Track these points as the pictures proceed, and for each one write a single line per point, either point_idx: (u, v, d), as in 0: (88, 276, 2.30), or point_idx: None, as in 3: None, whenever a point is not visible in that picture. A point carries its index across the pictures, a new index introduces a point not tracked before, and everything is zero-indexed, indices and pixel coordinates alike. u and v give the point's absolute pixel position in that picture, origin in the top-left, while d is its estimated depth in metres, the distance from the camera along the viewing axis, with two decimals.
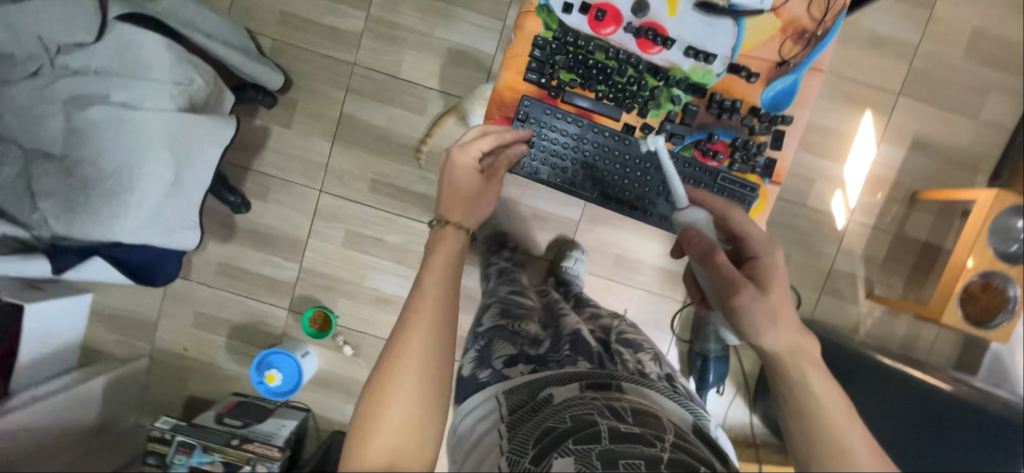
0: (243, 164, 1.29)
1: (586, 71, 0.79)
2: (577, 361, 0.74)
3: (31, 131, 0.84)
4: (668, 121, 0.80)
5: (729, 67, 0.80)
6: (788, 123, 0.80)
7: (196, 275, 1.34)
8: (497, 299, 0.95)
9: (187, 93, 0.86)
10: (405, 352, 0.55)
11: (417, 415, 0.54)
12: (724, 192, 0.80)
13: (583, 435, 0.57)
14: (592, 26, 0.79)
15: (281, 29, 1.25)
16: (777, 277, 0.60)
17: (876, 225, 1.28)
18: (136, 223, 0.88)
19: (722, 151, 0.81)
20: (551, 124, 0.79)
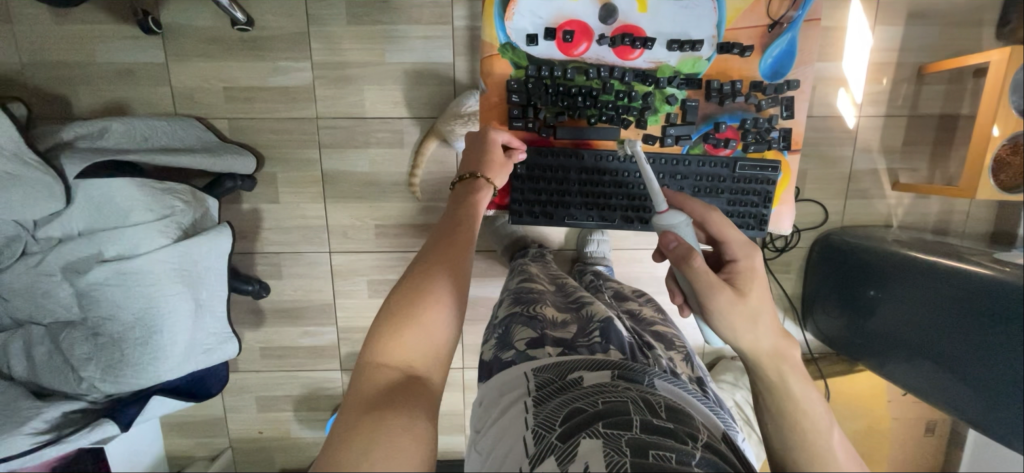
0: (247, 250, 1.28)
1: (571, 101, 0.90)
2: (608, 350, 0.69)
3: (45, 307, 0.85)
4: (670, 123, 0.92)
5: (719, 48, 0.90)
6: (794, 88, 0.91)
7: (244, 364, 1.37)
8: (512, 288, 0.89)
9: (175, 221, 0.87)
10: (428, 275, 0.58)
11: (446, 317, 0.57)
12: (744, 178, 0.92)
13: (614, 418, 0.53)
14: (564, 49, 0.89)
15: (232, 106, 1.19)
16: (752, 280, 0.61)
17: (889, 113, 1.23)
18: (176, 358, 0.89)
19: (733, 137, 0.92)
20: (545, 159, 0.92)
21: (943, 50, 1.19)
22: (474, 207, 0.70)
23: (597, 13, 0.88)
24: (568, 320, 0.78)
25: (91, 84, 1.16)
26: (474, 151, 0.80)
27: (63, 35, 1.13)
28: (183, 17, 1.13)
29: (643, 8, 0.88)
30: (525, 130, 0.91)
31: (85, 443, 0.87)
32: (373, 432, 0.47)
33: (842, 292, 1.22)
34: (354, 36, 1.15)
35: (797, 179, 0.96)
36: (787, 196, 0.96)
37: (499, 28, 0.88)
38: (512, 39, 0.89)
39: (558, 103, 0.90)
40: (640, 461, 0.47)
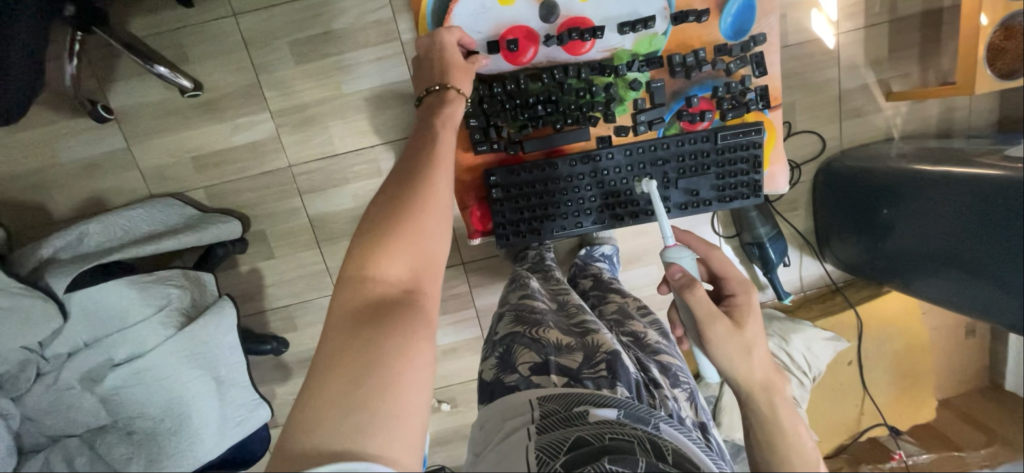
0: (257, 310, 1.28)
1: (531, 112, 0.87)
2: (615, 386, 0.69)
3: (75, 419, 0.84)
4: (639, 108, 0.88)
5: (672, 20, 0.85)
6: (760, 43, 0.86)
7: (282, 418, 1.39)
8: (513, 302, 0.87)
9: (175, 309, 0.87)
10: (414, 187, 0.57)
11: (433, 228, 0.56)
12: (730, 149, 0.88)
13: (620, 456, 0.53)
14: (513, 59, 0.86)
15: (205, 174, 1.17)
16: (748, 314, 0.65)
17: (869, 22, 1.17)
18: (214, 434, 0.90)
19: (709, 108, 0.89)
20: (521, 175, 0.88)
21: None
22: (445, 121, 0.67)
23: (538, 14, 0.85)
24: (572, 343, 0.77)
25: (62, 185, 1.15)
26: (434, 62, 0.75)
27: (22, 144, 1.12)
28: (133, 97, 1.11)
29: None
30: (495, 150, 0.89)
31: None
32: (370, 340, 0.48)
33: (856, 216, 1.18)
34: (305, 74, 1.12)
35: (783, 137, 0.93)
36: (776, 155, 0.93)
37: None
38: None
39: (518, 116, 0.87)
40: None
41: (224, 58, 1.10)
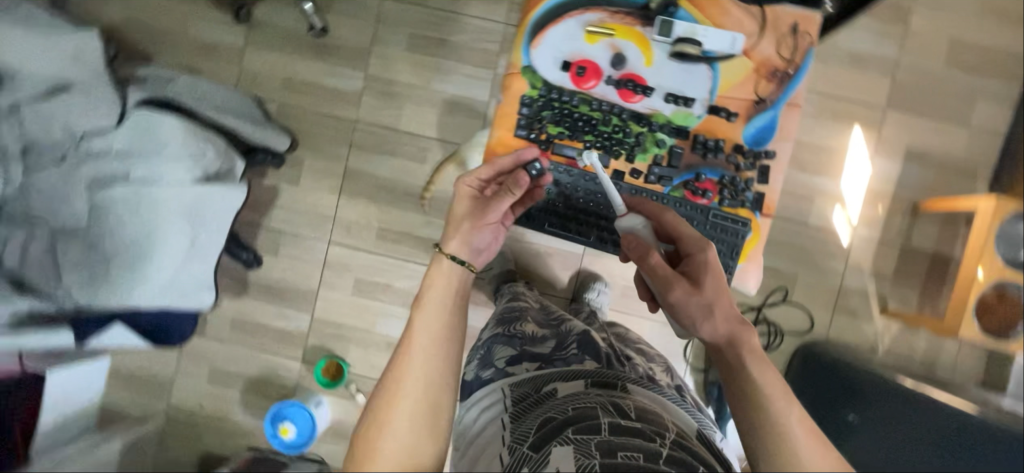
0: (254, 222, 1.34)
1: (573, 124, 0.83)
2: (584, 360, 0.75)
3: (59, 211, 0.91)
4: (655, 165, 0.83)
5: (708, 109, 0.83)
6: (771, 158, 0.82)
7: (211, 331, 1.37)
8: (505, 310, 0.94)
9: (201, 165, 0.92)
10: (407, 367, 0.61)
11: (426, 401, 0.60)
12: (716, 230, 0.81)
13: (584, 424, 0.58)
14: (575, 81, 0.83)
15: (286, 94, 1.32)
16: (710, 272, 0.67)
17: (881, 238, 1.29)
18: (154, 290, 0.91)
19: (711, 189, 0.83)
20: (545, 172, 0.84)
21: (936, 194, 1.27)
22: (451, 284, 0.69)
23: (608, 53, 0.83)
24: (546, 335, 0.85)
25: (174, 49, 1.32)
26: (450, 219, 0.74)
27: (168, 6, 1.32)
28: (271, 15, 1.31)
29: (650, 60, 0.83)
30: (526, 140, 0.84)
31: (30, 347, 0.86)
32: None
33: (815, 411, 1.11)
34: (409, 60, 1.31)
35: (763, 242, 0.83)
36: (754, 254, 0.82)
37: (526, 51, 0.83)
38: (535, 64, 0.83)
39: (560, 123, 0.83)
40: (608, 462, 0.53)
41: (356, 21, 1.30)
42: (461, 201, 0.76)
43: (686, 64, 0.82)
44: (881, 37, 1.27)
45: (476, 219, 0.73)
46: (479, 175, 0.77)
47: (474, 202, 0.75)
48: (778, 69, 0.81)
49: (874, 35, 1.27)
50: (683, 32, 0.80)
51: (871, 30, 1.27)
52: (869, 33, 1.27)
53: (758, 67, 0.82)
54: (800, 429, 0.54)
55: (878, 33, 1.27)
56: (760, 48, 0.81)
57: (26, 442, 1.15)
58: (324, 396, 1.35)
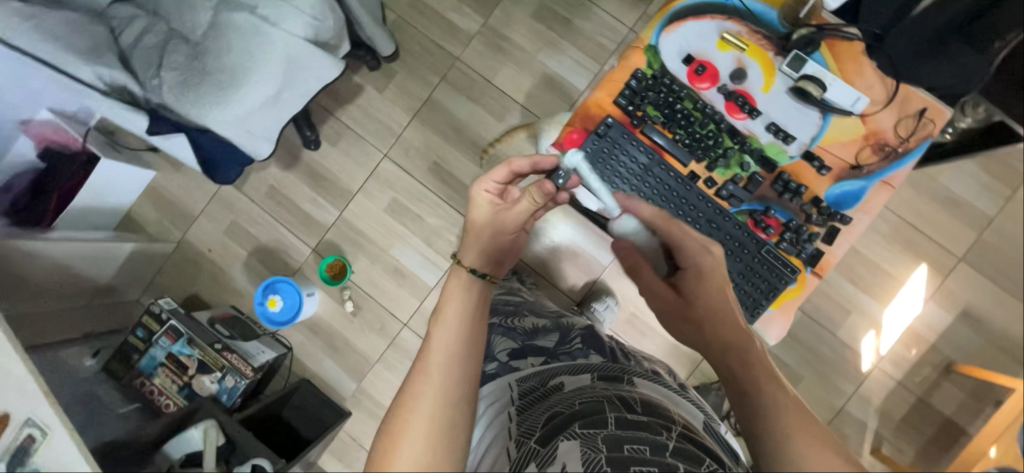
0: (327, 108, 1.40)
1: (671, 113, 0.76)
2: (589, 355, 0.81)
3: (182, 16, 0.98)
4: (731, 183, 0.75)
5: (804, 153, 0.75)
6: (845, 223, 0.73)
7: (247, 188, 1.43)
8: (497, 298, 0.97)
9: (319, 28, 0.97)
10: (421, 383, 0.58)
11: (437, 419, 0.56)
12: (764, 267, 0.73)
13: (589, 421, 0.59)
14: (690, 77, 0.76)
15: (406, 9, 1.37)
16: (697, 279, 0.69)
17: (902, 382, 1.23)
18: (228, 117, 0.95)
19: (774, 227, 0.74)
20: (626, 149, 0.76)
21: (977, 363, 1.21)
22: (466, 296, 0.66)
23: (730, 64, 0.76)
24: (549, 329, 0.88)
25: None
26: (468, 231, 0.72)
27: None
28: None
29: (768, 87, 0.76)
30: (620, 111, 0.77)
31: (115, 119, 0.91)
32: None
33: None
34: (528, 25, 1.35)
35: (807, 295, 0.74)
36: (789, 303, 0.74)
37: (658, 29, 0.76)
38: (660, 45, 0.76)
39: (660, 106, 0.76)
40: (615, 456, 0.54)
41: None
42: (477, 212, 0.72)
43: (800, 103, 0.75)
44: (985, 188, 1.22)
45: (496, 231, 0.72)
46: (493, 181, 0.71)
47: (493, 210, 0.71)
48: (887, 145, 0.74)
49: (979, 184, 1.22)
50: (812, 71, 0.73)
51: (977, 177, 1.22)
52: (974, 179, 1.22)
53: (869, 136, 0.74)
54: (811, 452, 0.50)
55: (984, 184, 1.22)
56: (879, 118, 0.74)
57: (55, 212, 1.24)
58: (317, 289, 1.39)
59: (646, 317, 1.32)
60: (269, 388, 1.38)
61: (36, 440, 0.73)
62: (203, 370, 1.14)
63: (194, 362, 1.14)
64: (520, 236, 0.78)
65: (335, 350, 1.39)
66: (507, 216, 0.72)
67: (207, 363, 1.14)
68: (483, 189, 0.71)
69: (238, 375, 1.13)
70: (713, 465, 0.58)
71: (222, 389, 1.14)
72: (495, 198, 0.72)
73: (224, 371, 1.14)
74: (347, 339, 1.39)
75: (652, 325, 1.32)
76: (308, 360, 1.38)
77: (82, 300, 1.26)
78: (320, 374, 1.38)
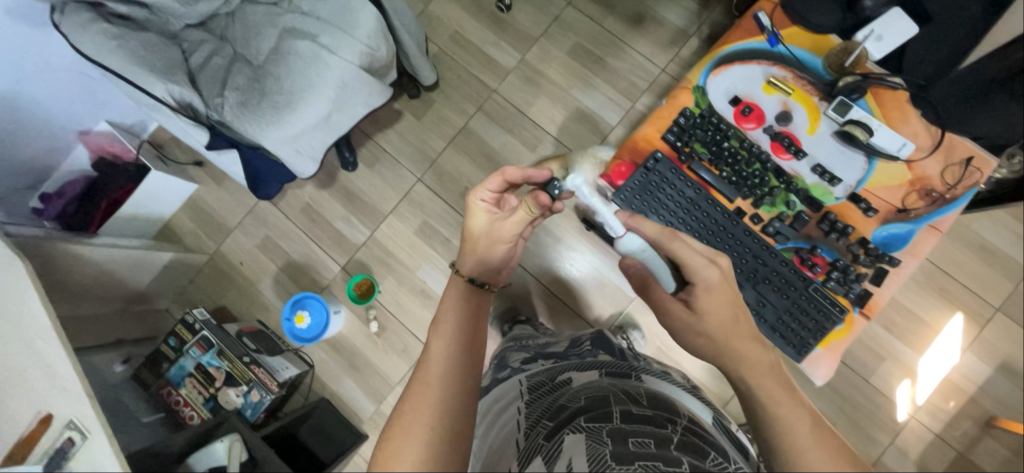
0: (366, 132, 1.45)
1: (718, 150, 0.79)
2: (597, 354, 0.87)
3: (247, 41, 1.05)
4: (778, 220, 0.77)
5: (850, 195, 0.77)
6: (893, 265, 0.74)
7: (283, 204, 1.46)
8: (511, 339, 1.09)
9: (372, 56, 1.03)
10: (429, 364, 0.61)
11: (448, 390, 0.58)
12: (812, 305, 0.74)
13: (593, 416, 0.60)
14: (736, 118, 0.79)
15: (448, 43, 1.45)
16: (707, 295, 0.66)
17: (940, 435, 1.18)
18: (281, 136, 0.99)
19: (821, 266, 0.76)
20: (674, 183, 0.79)
21: (1020, 419, 1.16)
22: (464, 299, 0.74)
23: (776, 107, 0.79)
24: (560, 345, 0.96)
25: None
26: (467, 240, 0.82)
27: None
28: None
29: (814, 129, 0.78)
30: (669, 146, 0.80)
31: (183, 136, 1.01)
32: None
33: None
34: (563, 63, 1.41)
35: (856, 336, 0.75)
36: (837, 344, 0.75)
37: (706, 71, 0.80)
38: (708, 86, 0.80)
39: (708, 144, 0.79)
40: (621, 447, 0.54)
41: (536, 12, 1.43)
42: (474, 219, 0.81)
43: (846, 146, 0.77)
44: (1021, 238, 1.21)
45: (489, 235, 0.81)
46: (485, 190, 0.78)
47: (487, 217, 0.80)
48: (934, 191, 0.75)
49: (1014, 233, 1.21)
50: (857, 117, 0.75)
51: (1012, 227, 1.21)
52: (1010, 229, 1.21)
53: (915, 181, 0.76)
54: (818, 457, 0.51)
55: (1019, 234, 1.21)
56: (924, 164, 0.75)
57: (102, 218, 1.29)
58: (343, 307, 1.40)
59: (673, 350, 1.31)
60: (288, 405, 1.37)
61: (76, 442, 0.74)
62: (229, 383, 1.16)
63: (222, 374, 1.16)
64: (516, 244, 0.85)
65: (356, 369, 1.38)
66: (500, 224, 0.80)
67: (234, 376, 1.15)
68: (478, 198, 0.80)
69: (263, 390, 1.14)
70: (718, 457, 0.58)
71: (247, 403, 1.16)
72: (492, 207, 0.80)
73: (250, 385, 1.15)
74: (369, 359, 1.39)
75: (681, 358, 1.30)
76: (328, 378, 1.38)
77: (116, 306, 1.27)
78: (340, 394, 1.37)
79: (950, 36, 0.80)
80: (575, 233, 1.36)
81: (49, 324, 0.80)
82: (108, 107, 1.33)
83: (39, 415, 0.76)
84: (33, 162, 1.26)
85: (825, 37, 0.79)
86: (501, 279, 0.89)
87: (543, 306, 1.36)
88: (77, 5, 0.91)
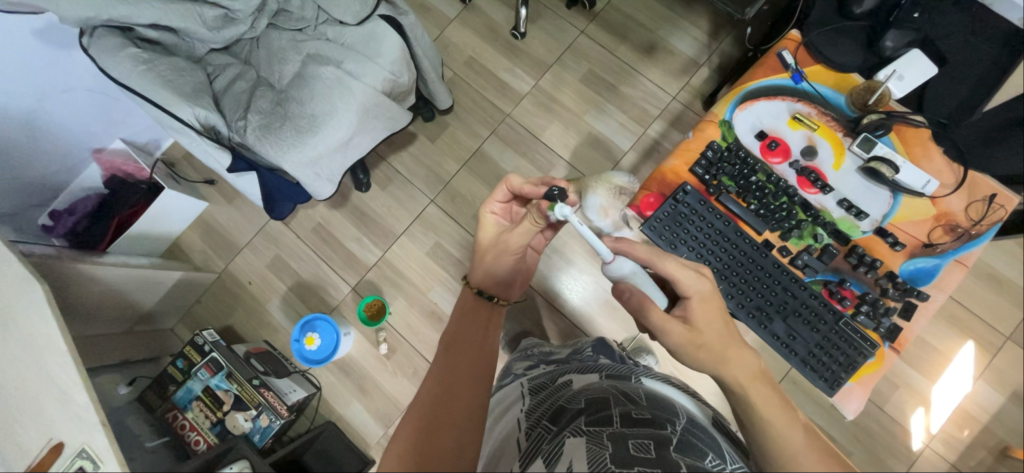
0: (380, 153, 1.46)
1: (746, 183, 0.82)
2: (599, 359, 0.86)
3: (271, 66, 1.08)
4: (806, 253, 0.80)
5: (876, 229, 0.79)
6: (922, 299, 0.77)
7: (294, 224, 1.46)
8: (520, 347, 1.08)
9: (395, 82, 1.05)
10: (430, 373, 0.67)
11: (440, 388, 0.64)
12: (843, 338, 0.77)
13: (594, 419, 0.58)
14: (763, 152, 0.82)
15: (462, 68, 1.48)
16: (702, 304, 0.65)
17: (956, 465, 1.18)
18: (302, 159, 0.99)
19: (850, 298, 0.78)
20: (704, 215, 0.81)
21: None
22: (464, 318, 0.80)
23: (801, 142, 0.82)
24: (562, 353, 0.96)
25: None
26: (477, 252, 0.83)
27: None
28: (485, 6, 1.51)
29: (839, 165, 0.81)
30: (697, 179, 0.82)
31: (207, 158, 1.01)
32: None
33: None
34: (576, 89, 1.44)
35: (887, 370, 0.77)
36: (869, 378, 0.77)
37: (732, 106, 0.83)
38: (734, 121, 0.83)
39: (736, 178, 0.82)
40: (620, 448, 0.52)
41: (550, 40, 1.47)
42: (485, 230, 0.82)
43: (870, 182, 0.80)
44: None
45: (497, 243, 0.82)
46: (493, 205, 0.81)
47: (496, 226, 0.81)
48: (958, 226, 0.78)
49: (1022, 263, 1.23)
50: (882, 153, 0.78)
51: (1019, 257, 1.23)
52: (1016, 258, 1.23)
53: (939, 216, 0.79)
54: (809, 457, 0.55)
55: None
56: (948, 201, 0.78)
57: (111, 238, 1.27)
58: (353, 329, 1.38)
59: (686, 376, 1.30)
60: (293, 429, 1.34)
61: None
62: (238, 406, 1.14)
63: (231, 397, 1.13)
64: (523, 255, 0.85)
65: (364, 393, 1.36)
66: (508, 231, 0.81)
67: (243, 399, 1.13)
68: (489, 211, 0.81)
69: (273, 414, 1.12)
70: (716, 459, 0.56)
71: (256, 427, 1.14)
72: (501, 218, 0.82)
73: (260, 408, 1.13)
74: (378, 382, 1.36)
75: (695, 383, 1.29)
76: (336, 402, 1.35)
77: (123, 326, 1.26)
78: (347, 418, 1.34)
79: (966, 75, 0.82)
80: (586, 256, 1.36)
81: (64, 348, 0.79)
82: (123, 125, 1.33)
83: (50, 443, 0.74)
84: (46, 179, 1.26)
85: (847, 75, 0.83)
86: (515, 292, 0.89)
87: (556, 331, 1.35)
88: (107, 30, 0.92)
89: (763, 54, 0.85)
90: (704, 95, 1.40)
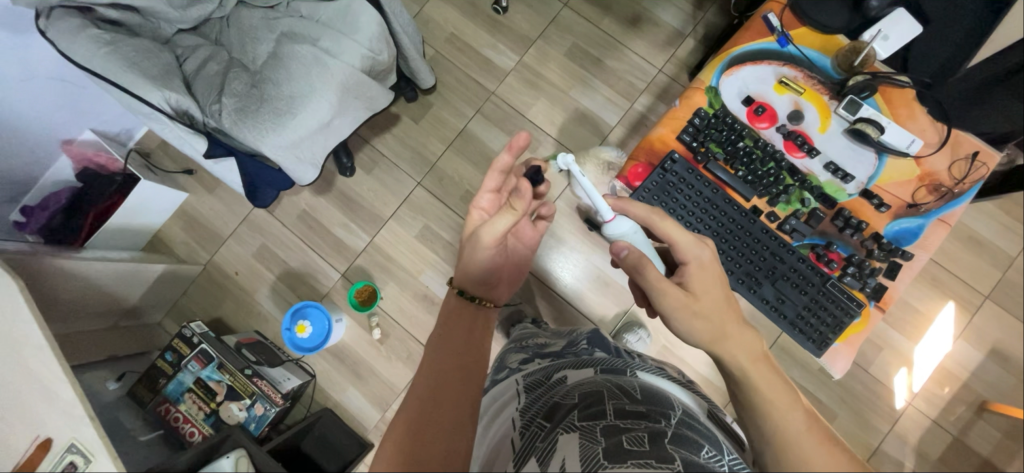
0: (363, 136, 1.43)
1: (733, 149, 0.82)
2: (594, 351, 0.84)
3: (245, 47, 1.04)
4: (793, 217, 0.80)
5: (862, 192, 0.80)
6: (906, 258, 0.78)
7: (278, 212, 1.43)
8: (514, 338, 1.08)
9: (374, 60, 1.01)
10: (417, 375, 0.67)
11: (427, 391, 0.63)
12: (830, 299, 0.78)
13: (589, 415, 0.59)
14: (750, 117, 0.82)
15: (444, 46, 1.44)
16: (700, 270, 0.67)
17: (937, 421, 1.22)
18: (283, 142, 0.96)
19: (836, 260, 0.79)
20: (692, 183, 0.81)
21: (1013, 403, 1.20)
22: (450, 317, 0.77)
23: (787, 106, 0.82)
24: (558, 344, 0.94)
25: None
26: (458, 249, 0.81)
27: None
28: None
29: (824, 128, 0.81)
30: (685, 146, 0.82)
31: (186, 147, 0.98)
32: None
33: None
34: (561, 64, 1.41)
35: (869, 332, 0.78)
36: (855, 339, 0.78)
37: (718, 71, 0.83)
38: (721, 87, 0.82)
39: (724, 144, 0.82)
40: (612, 442, 0.53)
41: (533, 14, 1.43)
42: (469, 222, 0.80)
43: (856, 144, 0.80)
44: (1006, 228, 1.26)
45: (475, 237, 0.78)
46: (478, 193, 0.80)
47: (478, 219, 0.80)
48: (942, 186, 0.79)
49: (1001, 223, 1.26)
50: (867, 114, 0.78)
51: (999, 217, 1.26)
52: (996, 219, 1.26)
53: (923, 177, 0.79)
54: (814, 441, 0.54)
55: (1004, 223, 1.26)
56: (931, 160, 0.79)
57: (88, 232, 1.24)
58: (344, 315, 1.37)
59: (678, 348, 1.32)
60: (290, 417, 1.34)
61: (79, 467, 0.70)
62: (231, 396, 1.13)
63: (224, 388, 1.12)
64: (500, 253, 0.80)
65: (359, 378, 1.36)
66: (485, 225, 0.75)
67: (236, 389, 1.12)
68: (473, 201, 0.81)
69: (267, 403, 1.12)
70: (712, 450, 0.57)
71: (251, 416, 1.13)
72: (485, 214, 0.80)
73: (254, 398, 1.12)
74: (373, 367, 1.36)
75: (686, 355, 1.32)
76: (331, 389, 1.35)
77: (107, 322, 1.22)
78: (344, 404, 1.34)
79: (951, 36, 0.82)
80: (577, 233, 1.36)
81: (45, 344, 0.77)
82: (92, 114, 1.27)
83: (38, 439, 0.73)
84: (15, 172, 1.21)
85: (834, 37, 0.83)
86: (502, 294, 0.87)
87: (547, 308, 1.35)
88: (64, 10, 0.88)
89: (749, 18, 0.84)
90: (690, 67, 1.39)
